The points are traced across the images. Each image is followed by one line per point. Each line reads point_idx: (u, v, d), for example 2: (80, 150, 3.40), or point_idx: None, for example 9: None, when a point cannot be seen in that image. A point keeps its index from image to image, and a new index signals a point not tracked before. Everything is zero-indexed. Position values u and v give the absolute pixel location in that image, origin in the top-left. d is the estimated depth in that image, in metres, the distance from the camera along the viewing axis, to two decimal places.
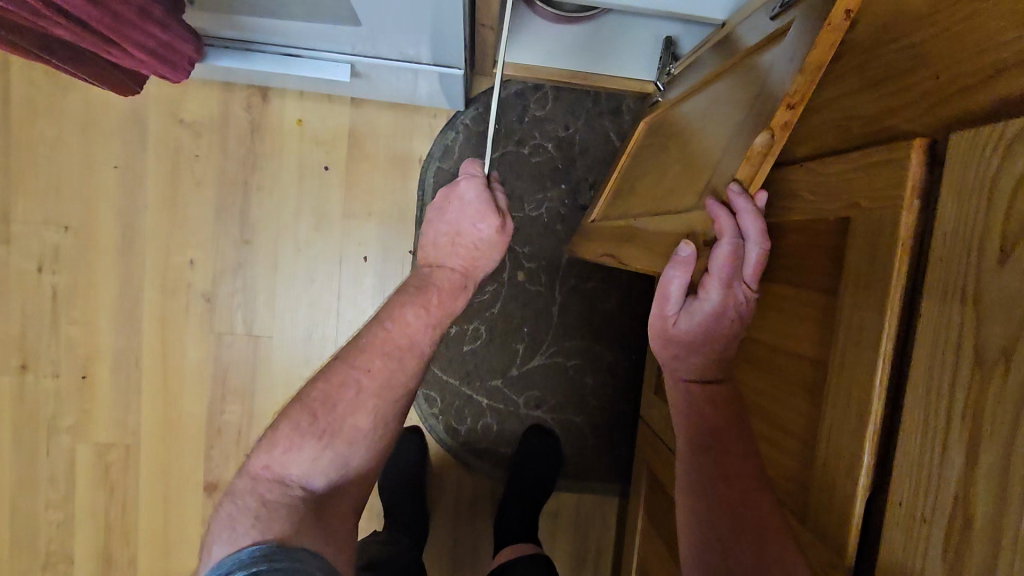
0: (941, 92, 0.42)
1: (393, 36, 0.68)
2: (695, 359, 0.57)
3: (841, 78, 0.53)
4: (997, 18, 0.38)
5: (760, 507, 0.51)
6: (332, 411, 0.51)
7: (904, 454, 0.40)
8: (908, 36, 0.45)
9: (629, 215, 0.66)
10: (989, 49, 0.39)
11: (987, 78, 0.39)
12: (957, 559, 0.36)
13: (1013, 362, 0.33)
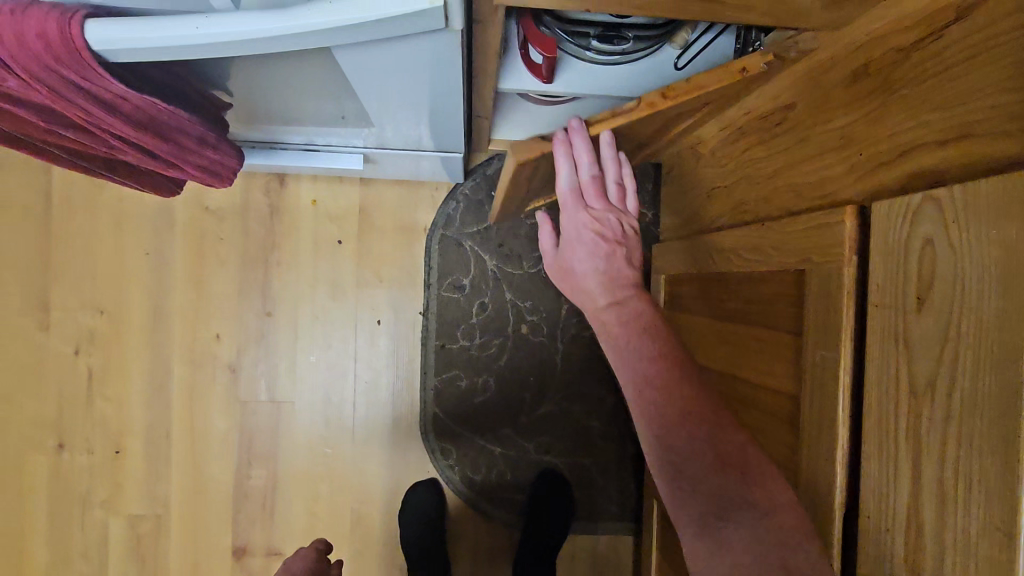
0: (864, 166, 0.51)
1: (400, 128, 0.77)
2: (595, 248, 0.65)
3: (789, 150, 0.63)
4: (898, 109, 0.47)
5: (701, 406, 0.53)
6: None
7: (869, 477, 0.46)
8: (836, 120, 0.55)
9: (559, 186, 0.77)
10: (895, 133, 0.48)
11: (895, 156, 0.48)
12: (916, 557, 0.42)
13: (937, 390, 0.40)
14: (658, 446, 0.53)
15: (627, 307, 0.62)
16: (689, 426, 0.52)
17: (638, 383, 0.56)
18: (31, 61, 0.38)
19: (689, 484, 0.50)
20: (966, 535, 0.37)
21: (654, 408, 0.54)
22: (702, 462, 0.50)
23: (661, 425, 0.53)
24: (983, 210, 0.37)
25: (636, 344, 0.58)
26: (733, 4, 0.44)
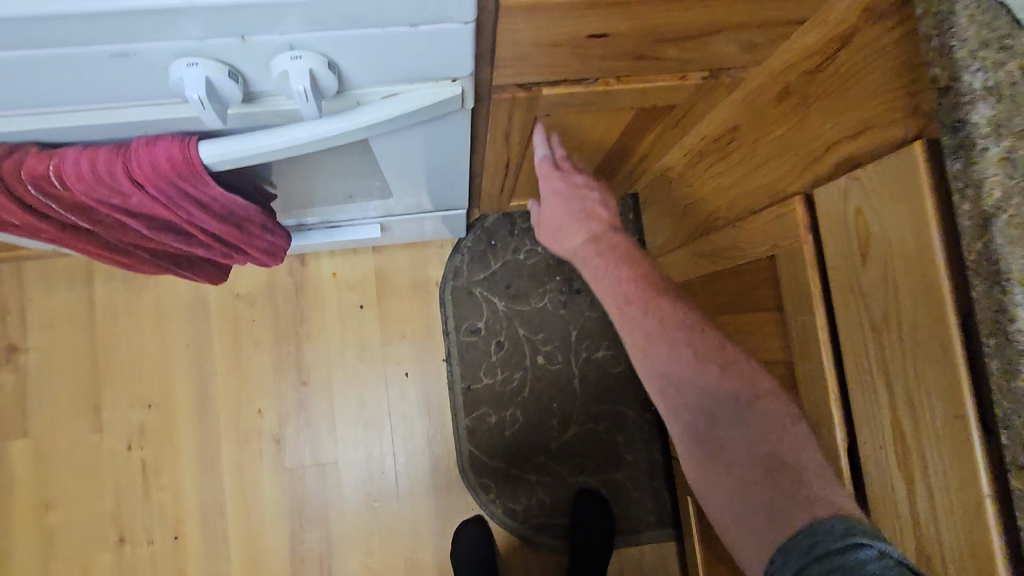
0: (803, 164, 0.63)
1: (413, 197, 0.89)
2: (568, 203, 0.79)
3: (743, 163, 0.75)
4: (818, 118, 0.60)
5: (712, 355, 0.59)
6: None
7: (858, 410, 0.56)
8: (774, 132, 0.67)
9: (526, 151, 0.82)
10: (820, 135, 0.60)
11: (823, 153, 0.60)
12: (905, 464, 0.50)
13: (890, 323, 0.50)
14: (644, 352, 0.62)
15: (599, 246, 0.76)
16: (698, 372, 0.58)
17: (623, 306, 0.67)
18: (158, 179, 0.49)
19: (686, 402, 0.58)
20: (934, 431, 0.47)
21: (643, 324, 0.64)
22: (695, 375, 0.58)
23: (649, 339, 0.62)
24: (888, 180, 0.49)
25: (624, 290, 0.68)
26: (673, 59, 0.57)
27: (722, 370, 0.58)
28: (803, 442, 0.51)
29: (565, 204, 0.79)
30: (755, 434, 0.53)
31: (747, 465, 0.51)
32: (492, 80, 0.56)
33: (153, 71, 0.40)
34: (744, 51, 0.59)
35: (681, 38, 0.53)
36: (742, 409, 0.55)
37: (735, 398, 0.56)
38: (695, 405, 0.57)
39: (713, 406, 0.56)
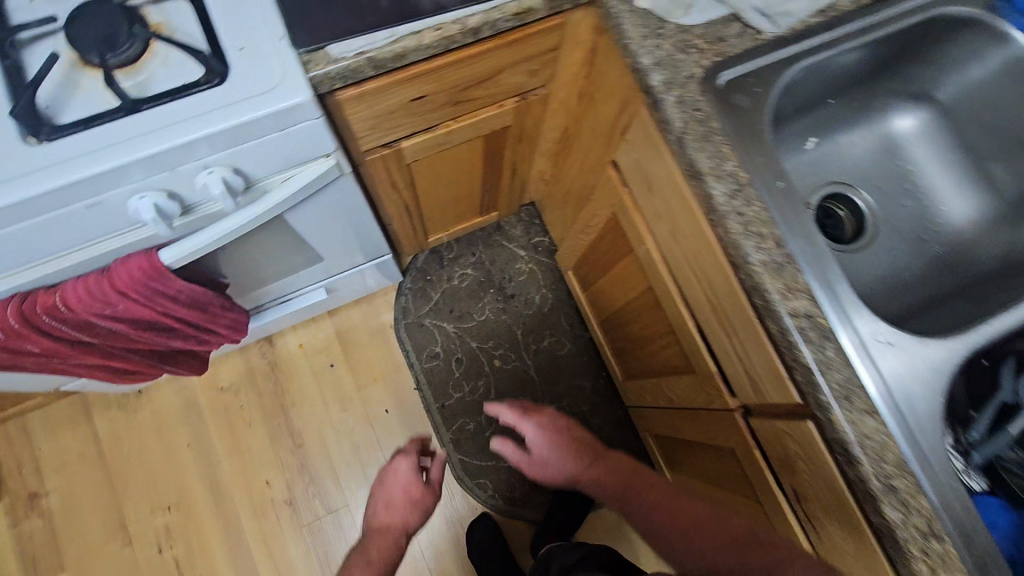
0: (604, 143, 0.85)
1: (343, 256, 1.08)
2: (563, 452, 0.84)
3: (578, 153, 0.97)
4: (599, 108, 0.82)
5: (734, 529, 0.67)
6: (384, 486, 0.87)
7: (689, 299, 0.75)
8: (584, 126, 0.89)
9: (416, 197, 1.04)
10: (604, 120, 0.81)
11: (610, 133, 0.81)
12: (720, 323, 0.70)
13: (676, 229, 0.70)
14: (660, 548, 0.69)
15: (602, 469, 0.81)
16: (722, 541, 0.66)
17: (658, 542, 0.69)
18: (137, 285, 0.66)
19: (677, 552, 0.67)
20: (719, 290, 0.66)
21: (636, 505, 0.74)
22: (669, 516, 0.71)
23: (628, 499, 0.75)
24: (639, 135, 0.70)
25: (630, 505, 0.75)
26: (483, 96, 0.79)
27: (699, 512, 0.70)
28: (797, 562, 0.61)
29: (563, 456, 0.83)
30: (705, 519, 0.69)
31: (711, 546, 0.65)
32: (360, 149, 0.76)
33: (117, 211, 0.59)
34: (532, 77, 0.80)
35: (478, 83, 0.74)
36: (671, 518, 0.70)
37: (692, 526, 0.68)
38: (667, 529, 0.69)
39: (697, 553, 0.66)
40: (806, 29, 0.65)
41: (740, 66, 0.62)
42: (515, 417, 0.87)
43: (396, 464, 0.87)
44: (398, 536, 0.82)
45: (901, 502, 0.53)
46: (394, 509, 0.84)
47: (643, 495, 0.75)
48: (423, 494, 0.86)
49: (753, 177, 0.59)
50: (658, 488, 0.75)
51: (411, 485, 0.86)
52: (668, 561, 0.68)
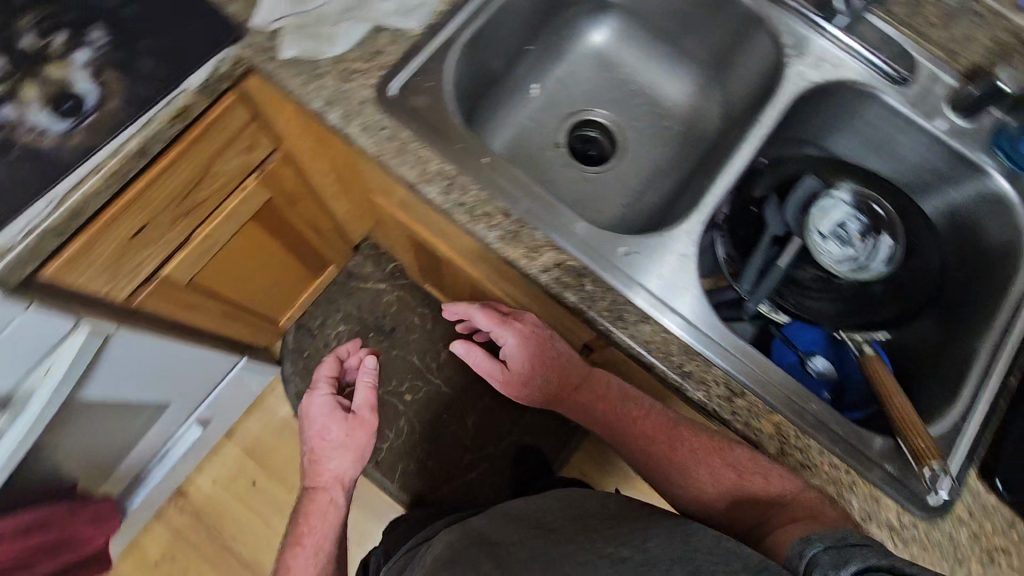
0: (363, 182, 0.82)
1: (193, 388, 1.04)
2: (552, 373, 0.70)
3: (356, 195, 0.94)
4: (334, 155, 0.78)
5: (752, 475, 0.61)
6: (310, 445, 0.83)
7: (495, 280, 0.76)
8: (338, 172, 0.86)
9: (229, 303, 1.00)
10: (345, 163, 0.78)
11: (358, 172, 0.79)
12: (522, 293, 0.72)
13: (444, 230, 0.71)
14: (646, 460, 0.67)
15: (587, 391, 0.70)
16: (723, 478, 0.62)
17: (642, 452, 0.67)
18: None
19: (659, 459, 0.66)
20: (500, 269, 0.69)
21: (615, 419, 0.69)
22: (672, 450, 0.65)
23: (612, 417, 0.69)
24: (365, 165, 0.71)
25: (615, 429, 0.69)
26: (212, 195, 0.75)
27: (701, 443, 0.65)
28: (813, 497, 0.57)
29: (543, 369, 0.70)
30: (696, 440, 0.66)
31: (704, 460, 0.64)
32: (115, 300, 0.73)
33: None
34: (252, 151, 0.75)
35: (194, 187, 0.71)
36: (663, 436, 0.67)
37: (691, 450, 0.65)
38: (655, 443, 0.66)
39: (684, 468, 0.64)
40: (450, 9, 0.68)
41: (403, 73, 0.64)
42: (491, 322, 0.71)
43: (314, 399, 0.83)
44: (338, 479, 0.83)
45: (699, 382, 0.59)
46: (325, 454, 0.82)
47: (630, 412, 0.69)
48: (352, 421, 0.82)
49: (458, 167, 0.62)
50: (643, 411, 0.69)
51: (340, 421, 0.82)
52: (647, 469, 0.67)
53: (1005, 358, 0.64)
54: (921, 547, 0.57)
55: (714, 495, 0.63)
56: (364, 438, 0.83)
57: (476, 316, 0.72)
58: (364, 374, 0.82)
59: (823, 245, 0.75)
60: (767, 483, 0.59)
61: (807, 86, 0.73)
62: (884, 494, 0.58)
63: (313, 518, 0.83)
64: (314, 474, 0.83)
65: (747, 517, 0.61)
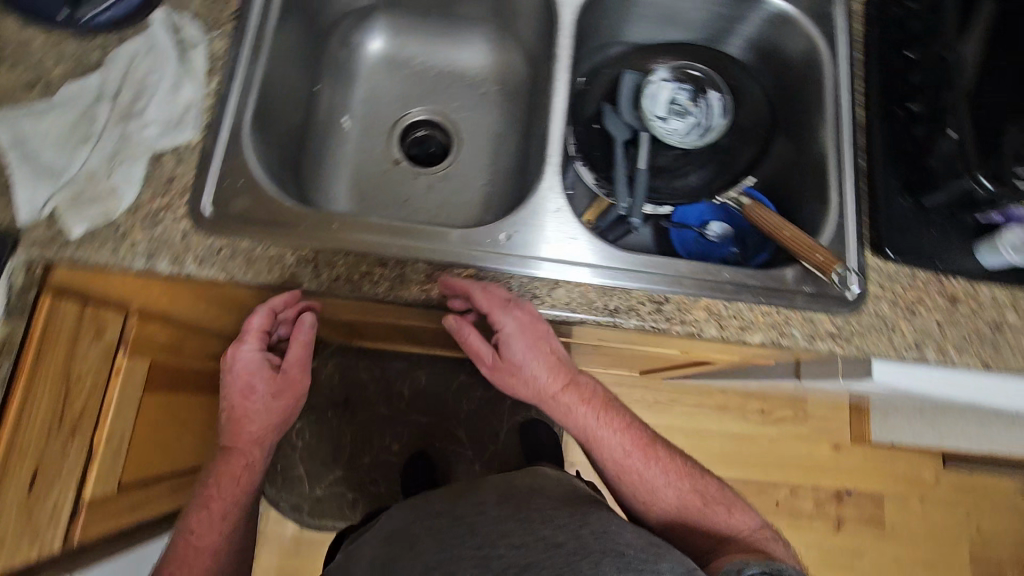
0: (233, 301, 0.76)
1: None
2: (544, 366, 0.62)
3: (235, 313, 0.87)
4: (188, 295, 0.72)
5: (716, 505, 0.70)
6: (235, 412, 0.67)
7: (408, 320, 0.75)
8: (203, 305, 0.79)
9: (166, 479, 0.91)
10: (202, 296, 0.72)
11: (218, 298, 0.73)
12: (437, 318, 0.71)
13: (331, 304, 0.68)
14: (618, 474, 0.70)
15: (578, 385, 0.66)
16: (684, 502, 0.70)
17: (614, 462, 0.69)
18: None
19: (629, 474, 0.69)
20: (405, 311, 0.67)
21: (600, 425, 0.68)
22: (653, 472, 0.70)
23: (598, 423, 0.67)
24: (220, 289, 0.66)
25: (597, 439, 0.68)
26: (87, 400, 0.66)
27: (677, 474, 0.71)
28: (750, 532, 0.68)
29: (541, 364, 0.62)
30: (664, 459, 0.71)
31: (669, 482, 0.70)
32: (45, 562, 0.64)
33: None
34: (102, 336, 0.67)
35: (62, 403, 0.62)
36: (640, 450, 0.69)
37: (661, 469, 0.70)
38: (630, 458, 0.69)
39: (654, 495, 0.70)
40: (216, 98, 0.64)
41: (206, 187, 0.60)
42: (496, 304, 0.58)
43: (244, 351, 0.65)
44: (256, 445, 0.68)
45: (626, 310, 0.62)
46: (248, 415, 0.66)
47: (616, 421, 0.68)
48: (275, 386, 0.66)
49: (312, 246, 0.59)
50: (627, 422, 0.70)
51: (264, 384, 0.66)
52: (619, 480, 0.70)
53: (850, 149, 0.71)
54: (860, 336, 0.65)
55: (666, 512, 0.70)
56: (286, 405, 0.67)
57: (479, 295, 0.58)
58: (301, 332, 0.65)
59: (665, 125, 0.81)
60: (729, 515, 0.69)
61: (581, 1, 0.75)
62: (812, 312, 0.65)
63: (219, 486, 0.69)
64: (231, 434, 0.67)
65: (689, 534, 0.69)
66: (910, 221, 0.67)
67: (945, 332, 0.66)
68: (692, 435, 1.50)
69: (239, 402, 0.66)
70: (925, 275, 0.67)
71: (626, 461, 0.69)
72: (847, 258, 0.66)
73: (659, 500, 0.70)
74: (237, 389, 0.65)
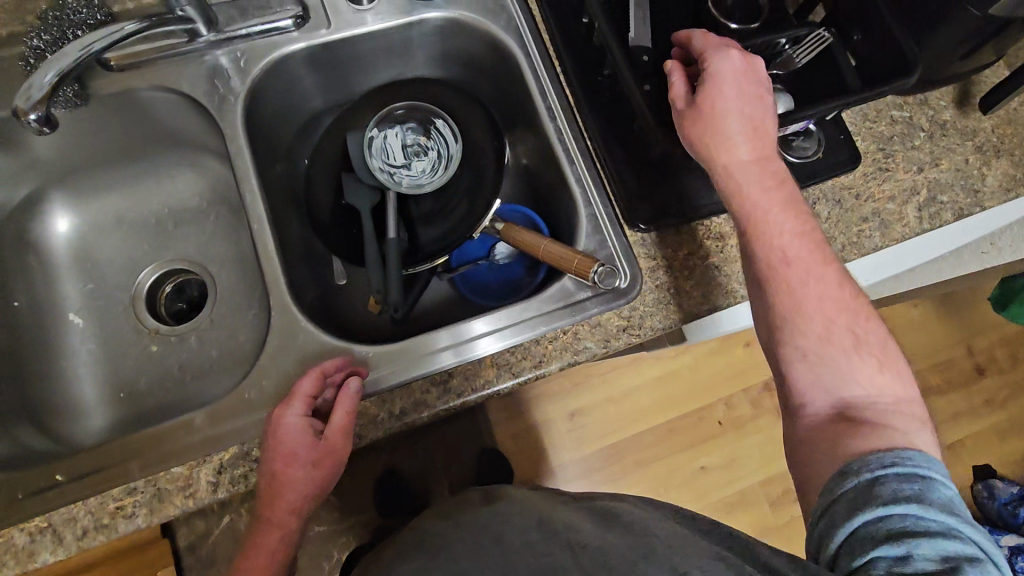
0: None
1: None
2: (738, 121, 0.55)
3: None
4: None
5: (905, 391, 0.52)
6: (271, 486, 0.53)
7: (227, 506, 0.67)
8: None
9: None
10: None
11: None
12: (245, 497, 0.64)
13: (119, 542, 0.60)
14: (794, 295, 0.53)
15: (782, 188, 0.56)
16: (861, 371, 0.52)
17: (772, 262, 0.54)
18: None
19: (814, 322, 0.53)
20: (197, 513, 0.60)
21: (776, 220, 0.55)
22: (824, 308, 0.53)
23: (776, 212, 0.55)
24: None
25: (794, 254, 0.54)
26: None
27: (860, 329, 0.53)
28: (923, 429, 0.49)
29: (752, 137, 0.55)
30: (872, 341, 0.53)
31: (856, 344, 0.52)
32: None
33: None
34: None
35: None
36: (820, 276, 0.54)
37: (861, 352, 0.52)
38: (828, 305, 0.53)
39: (804, 335, 0.53)
40: None
41: None
42: (748, 77, 0.55)
43: (287, 417, 0.54)
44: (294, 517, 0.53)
45: (415, 407, 0.58)
46: (283, 483, 0.52)
47: (820, 253, 0.54)
48: (319, 453, 0.53)
49: (46, 513, 0.52)
50: (834, 261, 0.55)
51: (306, 450, 0.52)
52: (780, 307, 0.54)
53: (570, 132, 0.67)
54: (650, 316, 0.63)
55: (861, 400, 0.51)
56: (327, 474, 0.54)
57: (723, 70, 0.55)
58: (347, 397, 0.54)
59: (408, 171, 0.75)
60: (896, 401, 0.50)
61: (242, 101, 0.66)
62: (598, 315, 0.62)
63: (253, 559, 0.54)
64: (265, 502, 0.53)
65: (877, 415, 0.49)
66: (646, 182, 0.65)
67: (728, 271, 0.65)
68: (619, 399, 1.49)
69: (283, 471, 0.52)
70: (687, 227, 0.66)
71: (801, 293, 0.53)
72: (607, 247, 0.64)
73: (818, 351, 0.52)
74: (277, 453, 0.52)
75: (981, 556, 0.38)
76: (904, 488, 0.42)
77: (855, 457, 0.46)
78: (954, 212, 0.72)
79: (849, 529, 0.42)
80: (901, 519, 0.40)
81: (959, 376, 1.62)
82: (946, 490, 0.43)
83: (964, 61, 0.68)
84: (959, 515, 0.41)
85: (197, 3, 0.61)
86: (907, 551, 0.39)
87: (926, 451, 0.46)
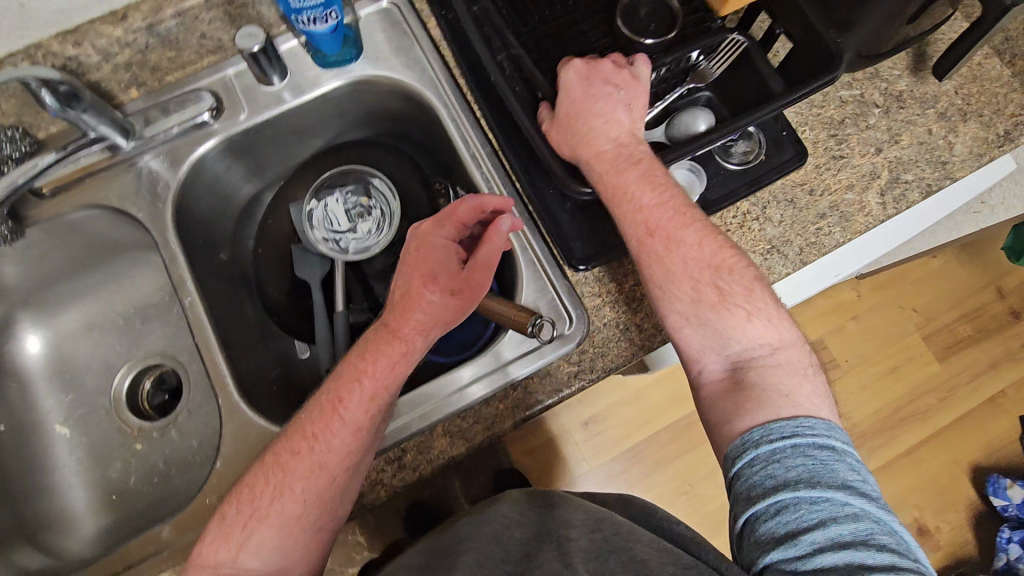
0: None
1: None
2: (602, 120, 0.57)
3: None
4: None
5: (801, 370, 0.50)
6: (402, 314, 0.55)
7: None
8: None
9: None
10: None
11: None
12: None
13: None
14: (666, 272, 0.53)
15: (646, 167, 0.55)
16: (756, 351, 0.52)
17: (639, 239, 0.54)
18: None
19: (695, 292, 0.53)
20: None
21: (667, 217, 0.54)
22: (711, 290, 0.53)
23: (651, 198, 0.54)
24: None
25: (660, 227, 0.54)
26: None
27: (756, 310, 0.52)
28: (811, 396, 0.48)
29: (606, 124, 0.57)
30: (755, 300, 0.52)
31: (755, 327, 0.52)
32: None
33: None
34: None
35: None
36: (709, 266, 0.53)
37: (747, 316, 0.52)
38: (703, 273, 0.53)
39: (702, 322, 0.53)
40: None
41: None
42: (596, 77, 0.57)
43: (437, 237, 0.57)
44: (403, 352, 0.55)
45: (371, 488, 0.59)
46: (414, 304, 0.55)
47: (693, 224, 0.54)
48: (458, 283, 0.56)
49: None
50: (712, 233, 0.54)
51: (445, 276, 0.55)
52: (658, 283, 0.54)
53: (497, 180, 0.66)
54: (601, 357, 0.61)
55: (750, 363, 0.51)
56: (456, 308, 0.56)
57: (572, 75, 0.58)
58: (497, 236, 0.55)
59: (354, 234, 0.73)
60: (800, 385, 0.49)
61: (174, 202, 0.67)
62: (548, 365, 0.61)
63: (338, 399, 0.54)
64: (391, 324, 0.56)
65: (764, 378, 0.50)
66: (582, 224, 0.63)
67: None
68: (632, 400, 1.46)
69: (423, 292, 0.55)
70: (628, 260, 0.63)
71: (681, 278, 0.53)
72: (546, 292, 0.63)
73: (708, 331, 0.53)
74: (447, 256, 0.56)
75: (873, 530, 0.39)
76: (795, 465, 0.42)
77: (756, 426, 0.46)
78: (921, 190, 0.67)
79: (751, 521, 0.42)
80: (795, 508, 0.40)
81: (993, 323, 1.52)
82: (845, 455, 0.43)
83: (914, 23, 0.58)
84: (850, 487, 0.41)
85: (109, 121, 0.62)
86: (804, 548, 0.38)
87: (822, 416, 0.47)
